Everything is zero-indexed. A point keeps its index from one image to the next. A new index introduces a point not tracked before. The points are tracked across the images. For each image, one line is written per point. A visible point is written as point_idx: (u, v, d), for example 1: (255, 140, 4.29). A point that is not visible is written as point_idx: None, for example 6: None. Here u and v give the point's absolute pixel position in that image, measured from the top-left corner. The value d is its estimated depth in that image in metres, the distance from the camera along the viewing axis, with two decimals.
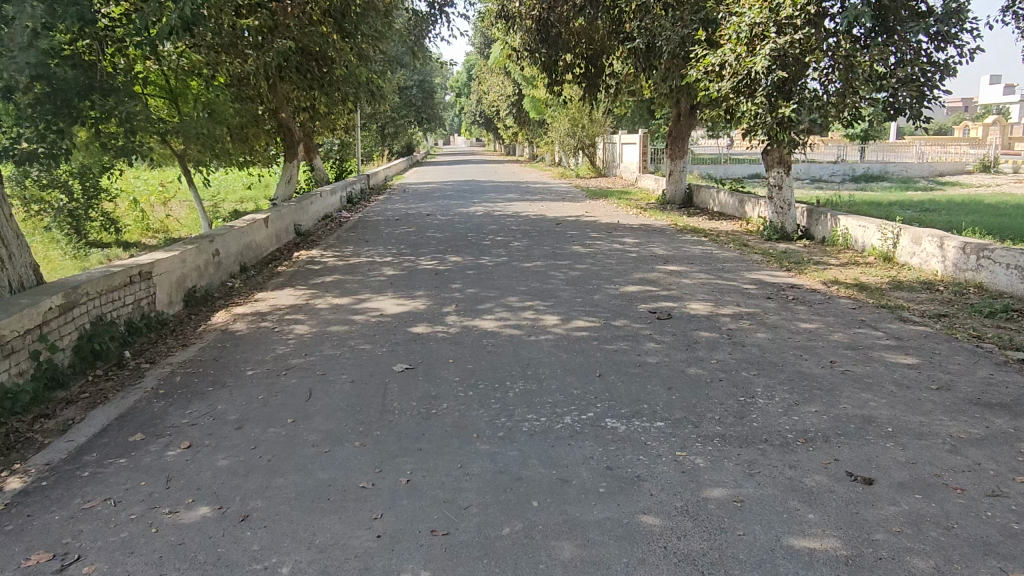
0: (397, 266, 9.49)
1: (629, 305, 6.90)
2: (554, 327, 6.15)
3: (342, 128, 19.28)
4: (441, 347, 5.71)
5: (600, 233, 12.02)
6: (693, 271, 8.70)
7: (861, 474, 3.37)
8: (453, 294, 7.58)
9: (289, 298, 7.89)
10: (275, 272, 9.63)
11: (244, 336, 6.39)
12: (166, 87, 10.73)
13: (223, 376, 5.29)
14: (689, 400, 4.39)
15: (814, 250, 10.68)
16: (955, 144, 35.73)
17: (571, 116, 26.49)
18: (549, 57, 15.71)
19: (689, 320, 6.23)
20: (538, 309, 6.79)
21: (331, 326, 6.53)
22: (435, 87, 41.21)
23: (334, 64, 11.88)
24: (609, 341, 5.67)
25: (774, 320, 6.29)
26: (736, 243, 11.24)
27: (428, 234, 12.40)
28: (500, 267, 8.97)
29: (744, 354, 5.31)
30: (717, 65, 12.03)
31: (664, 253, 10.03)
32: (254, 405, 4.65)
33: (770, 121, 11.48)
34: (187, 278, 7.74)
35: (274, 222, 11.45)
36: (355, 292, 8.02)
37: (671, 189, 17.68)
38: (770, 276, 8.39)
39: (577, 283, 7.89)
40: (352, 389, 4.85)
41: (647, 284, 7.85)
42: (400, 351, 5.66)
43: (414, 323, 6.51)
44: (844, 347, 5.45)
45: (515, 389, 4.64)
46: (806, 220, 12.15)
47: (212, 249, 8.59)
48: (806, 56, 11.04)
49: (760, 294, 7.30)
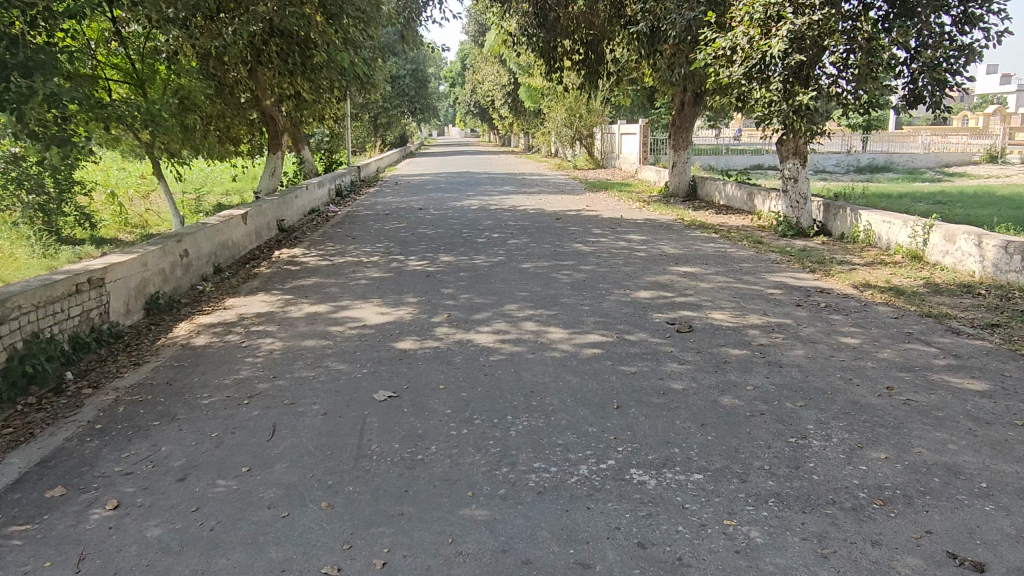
0: (384, 267, 8.69)
1: (644, 314, 6.15)
2: (560, 343, 5.38)
3: (330, 117, 18.43)
4: (433, 368, 4.94)
5: (603, 229, 11.25)
6: (709, 272, 7.95)
7: (967, 558, 2.63)
8: (445, 301, 6.80)
9: (262, 305, 7.09)
10: (252, 274, 8.84)
11: (207, 353, 5.60)
12: (133, 74, 9.76)
13: (174, 406, 4.52)
14: (728, 441, 3.63)
15: (836, 248, 9.91)
16: (957, 134, 35.08)
17: (568, 106, 25.74)
18: (547, 42, 14.86)
19: (714, 334, 5.48)
20: (541, 320, 6.01)
21: (307, 341, 5.75)
22: (428, 76, 40.29)
23: (315, 49, 11.12)
24: (624, 361, 4.90)
25: (809, 332, 5.55)
26: (750, 239, 10.47)
27: (419, 230, 11.59)
28: (497, 269, 8.19)
29: (783, 377, 4.55)
30: (727, 50, 11.16)
31: (674, 251, 9.28)
32: (204, 447, 3.87)
33: (786, 109, 10.63)
34: (149, 284, 6.96)
35: (254, 218, 10.64)
36: (336, 298, 7.25)
37: (674, 181, 16.87)
38: (794, 279, 7.61)
39: (583, 288, 7.13)
40: (325, 424, 4.09)
41: (660, 289, 7.10)
42: (383, 373, 4.89)
43: (400, 337, 5.73)
44: (897, 369, 4.71)
45: (517, 426, 3.87)
46: (823, 215, 11.35)
47: (181, 250, 7.81)
48: (824, 39, 10.24)
49: (787, 301, 6.53)
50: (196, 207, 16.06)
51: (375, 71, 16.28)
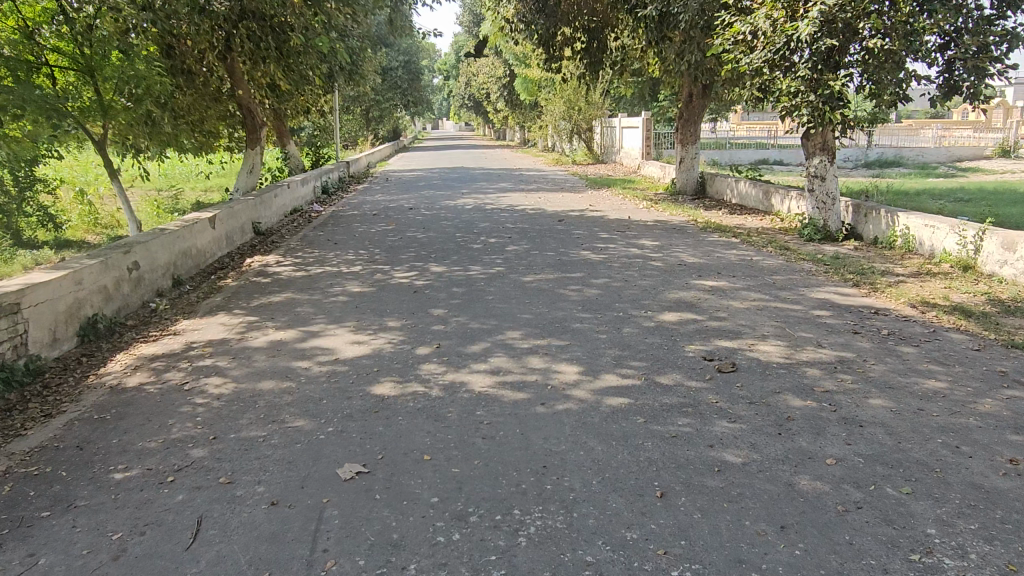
0: (365, 280, 7.62)
1: (673, 345, 5.11)
2: (576, 390, 4.32)
3: (317, 109, 17.32)
4: (417, 428, 3.88)
5: (611, 232, 10.20)
6: (741, 287, 6.92)
7: None
8: (435, 325, 5.76)
9: (218, 329, 6.02)
10: (216, 288, 7.75)
11: (137, 399, 4.52)
12: (81, 60, 8.35)
13: (76, 485, 3.45)
14: (825, 559, 2.59)
15: (873, 256, 8.86)
16: (967, 129, 34.07)
17: (567, 98, 24.49)
18: (547, 30, 13.71)
19: (765, 377, 4.44)
20: (549, 354, 4.96)
21: (264, 383, 4.68)
22: (421, 68, 38.96)
23: (292, 33, 9.96)
24: (659, 419, 3.86)
25: (881, 373, 4.52)
26: (774, 244, 9.43)
27: (408, 234, 10.52)
28: (495, 282, 7.15)
29: (869, 444, 3.52)
30: (748, 35, 10.10)
31: (694, 260, 8.27)
32: (102, 559, 2.83)
33: (814, 100, 9.61)
34: (85, 304, 5.89)
35: (223, 221, 9.55)
36: (307, 319, 6.20)
37: (682, 177, 15.77)
38: (840, 296, 6.58)
39: (596, 308, 6.09)
40: (268, 520, 3.03)
41: (688, 309, 6.08)
42: (354, 434, 3.84)
43: (379, 377, 4.68)
44: (1011, 429, 3.67)
45: (528, 531, 2.83)
46: (853, 217, 10.25)
47: (129, 262, 6.73)
48: (857, 22, 9.10)
49: (840, 328, 5.49)
50: (171, 205, 14.94)
51: (363, 61, 15.13)
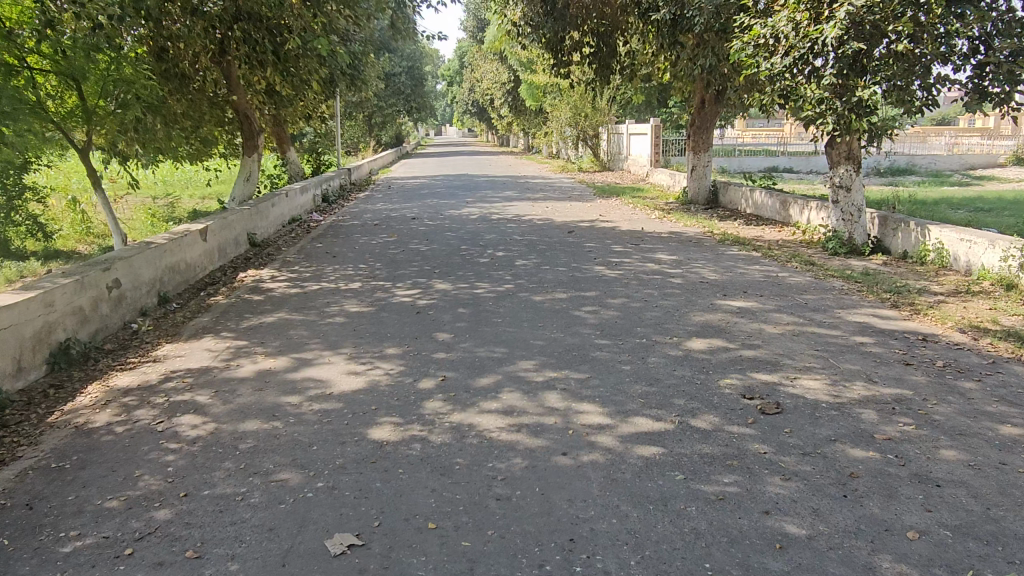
0: (365, 298, 7.09)
1: (706, 379, 4.57)
2: (601, 436, 3.78)
3: (317, 115, 16.82)
4: (420, 483, 3.35)
5: (625, 245, 9.68)
6: (771, 308, 6.39)
7: None
8: (439, 353, 5.23)
9: (203, 356, 5.49)
10: (204, 306, 7.23)
11: (104, 444, 3.99)
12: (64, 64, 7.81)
13: (18, 559, 2.92)
14: None
15: (905, 272, 8.33)
16: (978, 136, 33.55)
17: (573, 104, 24.09)
18: (555, 34, 13.11)
19: (815, 420, 3.91)
20: (568, 390, 4.42)
21: (248, 424, 4.15)
22: (424, 74, 38.48)
23: (289, 35, 9.42)
24: (703, 475, 3.32)
25: (948, 415, 3.98)
26: (798, 259, 8.92)
27: (411, 247, 10.02)
28: (505, 302, 6.62)
29: (955, 511, 2.98)
30: (768, 38, 9.53)
31: (715, 277, 7.75)
32: None
33: (841, 108, 9.05)
34: (57, 328, 5.37)
35: (216, 233, 9.04)
36: (300, 344, 5.67)
37: (694, 186, 15.22)
38: (879, 319, 6.04)
39: (617, 334, 5.56)
40: None
41: (717, 334, 5.56)
42: (346, 492, 3.31)
43: (377, 417, 4.14)
44: None
45: None
46: (880, 229, 9.71)
47: (108, 280, 6.21)
48: (886, 24, 8.54)
49: (889, 358, 4.96)
50: (166, 214, 14.45)
51: (364, 64, 14.58)
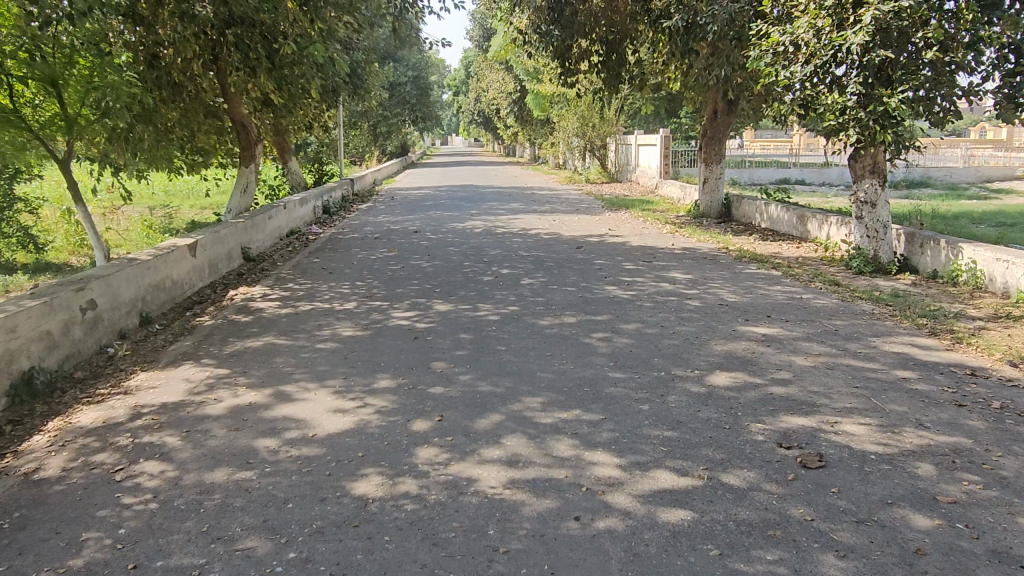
0: (360, 321, 6.60)
1: (735, 423, 4.06)
2: (618, 495, 3.28)
3: (318, 125, 16.40)
4: (409, 555, 2.85)
5: (637, 263, 9.18)
6: (799, 335, 5.88)
7: None
8: (436, 387, 4.74)
9: (179, 387, 5.01)
10: (188, 328, 6.75)
11: (53, 497, 3.51)
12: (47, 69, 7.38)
13: None
14: None
15: (937, 293, 7.81)
16: (994, 149, 32.97)
17: (580, 113, 23.64)
18: (562, 43, 12.59)
19: (865, 476, 3.39)
20: (580, 436, 3.91)
21: (217, 473, 3.66)
22: (430, 83, 38.16)
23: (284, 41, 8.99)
24: (740, 550, 2.82)
25: (1018, 471, 3.45)
26: (821, 278, 8.41)
27: (411, 263, 9.54)
28: (509, 327, 6.13)
29: None
30: (787, 45, 8.98)
31: (735, 298, 7.24)
32: None
33: (866, 118, 8.40)
34: (21, 356, 4.89)
35: (206, 248, 8.56)
36: (285, 374, 5.18)
37: (706, 200, 14.70)
38: (919, 350, 5.51)
39: (632, 366, 5.06)
40: None
41: (743, 366, 5.05)
42: (322, 567, 2.81)
43: (363, 467, 3.64)
44: None
45: None
46: (906, 247, 9.18)
47: (82, 301, 5.74)
48: (914, 31, 8.04)
49: (939, 398, 4.43)
50: (163, 226, 13.96)
51: (365, 72, 14.15)
